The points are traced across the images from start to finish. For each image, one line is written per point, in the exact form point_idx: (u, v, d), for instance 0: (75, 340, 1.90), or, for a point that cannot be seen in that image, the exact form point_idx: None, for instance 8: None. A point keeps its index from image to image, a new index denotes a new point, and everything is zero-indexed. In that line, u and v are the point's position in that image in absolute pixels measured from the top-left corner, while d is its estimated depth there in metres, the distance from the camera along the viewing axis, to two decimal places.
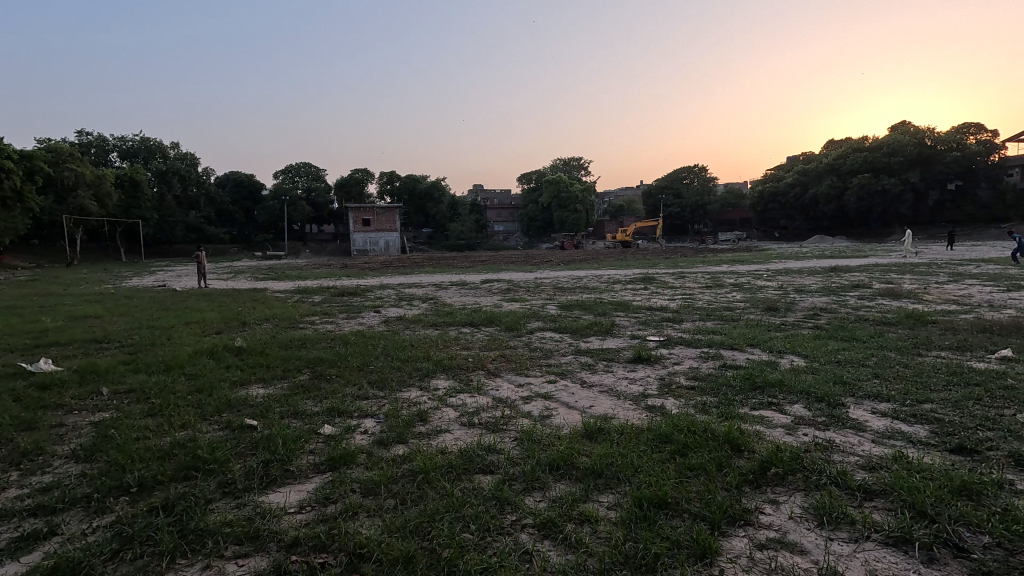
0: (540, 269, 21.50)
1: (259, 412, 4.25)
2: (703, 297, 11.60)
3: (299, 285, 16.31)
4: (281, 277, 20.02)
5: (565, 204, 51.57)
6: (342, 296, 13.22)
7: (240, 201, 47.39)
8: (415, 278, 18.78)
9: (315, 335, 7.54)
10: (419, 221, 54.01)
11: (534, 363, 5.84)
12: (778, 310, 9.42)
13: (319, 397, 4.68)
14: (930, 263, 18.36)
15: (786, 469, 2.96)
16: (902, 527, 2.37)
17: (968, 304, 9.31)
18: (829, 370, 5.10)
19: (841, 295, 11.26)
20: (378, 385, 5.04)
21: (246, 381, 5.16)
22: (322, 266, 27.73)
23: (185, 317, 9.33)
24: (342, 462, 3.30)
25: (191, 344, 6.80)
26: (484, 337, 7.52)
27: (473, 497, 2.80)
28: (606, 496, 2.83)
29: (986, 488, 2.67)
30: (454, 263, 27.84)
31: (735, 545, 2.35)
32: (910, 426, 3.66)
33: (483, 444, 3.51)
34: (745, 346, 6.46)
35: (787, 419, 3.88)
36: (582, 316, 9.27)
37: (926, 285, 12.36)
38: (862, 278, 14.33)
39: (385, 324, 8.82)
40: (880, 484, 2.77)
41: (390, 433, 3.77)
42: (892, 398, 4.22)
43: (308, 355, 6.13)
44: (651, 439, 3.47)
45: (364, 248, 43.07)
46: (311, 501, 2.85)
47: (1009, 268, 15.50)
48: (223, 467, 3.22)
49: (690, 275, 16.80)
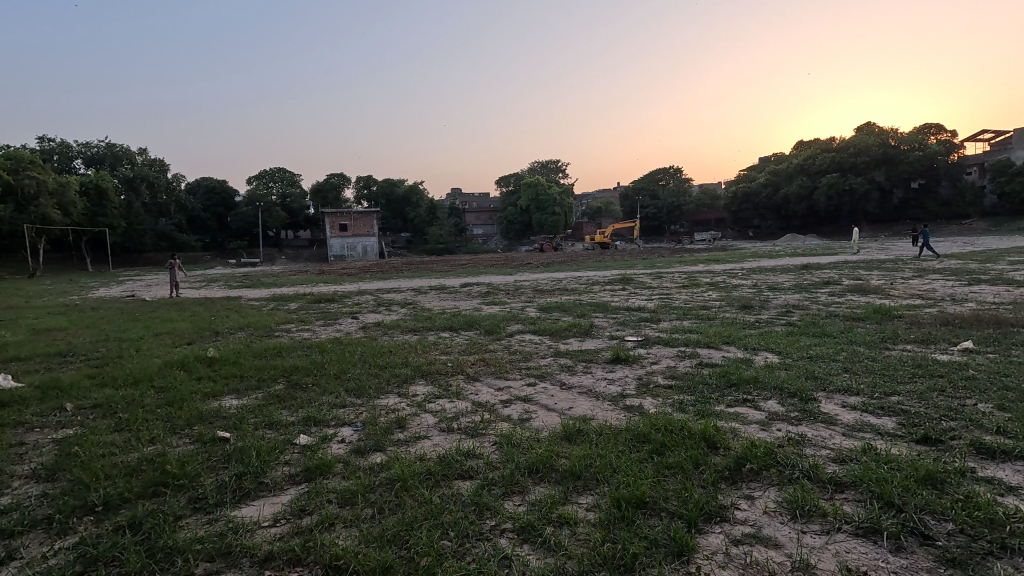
0: (520, 272, 21.52)
1: (233, 424, 4.13)
2: (680, 297, 11.74)
3: (275, 292, 16.01)
4: (256, 284, 19.63)
5: (544, 206, 51.79)
6: (319, 303, 13.00)
7: (212, 208, 46.29)
8: (393, 283, 18.60)
9: (291, 343, 7.39)
10: (397, 225, 53.61)
11: (514, 366, 5.85)
12: (753, 308, 9.62)
13: (295, 406, 4.59)
14: (896, 260, 18.95)
15: (760, 465, 3.02)
16: (871, 518, 2.43)
17: (932, 299, 9.64)
18: (802, 366, 5.22)
19: (813, 292, 11.55)
20: (356, 393, 4.96)
21: (218, 392, 5.03)
22: (298, 273, 27.22)
23: (154, 328, 9.05)
24: (318, 473, 3.24)
25: (161, 356, 6.59)
26: (463, 341, 7.48)
27: (452, 504, 2.78)
28: (586, 497, 2.84)
29: (949, 476, 2.76)
30: (433, 267, 27.68)
31: (712, 542, 2.38)
32: (878, 419, 3.77)
33: (462, 449, 3.49)
34: (721, 344, 6.57)
35: (762, 415, 3.95)
36: (562, 318, 9.31)
37: (892, 281, 12.76)
38: (833, 275, 14.72)
39: (363, 331, 8.72)
40: (849, 476, 2.84)
41: (368, 441, 3.72)
42: (862, 391, 4.33)
43: (284, 363, 6.01)
44: (630, 439, 3.50)
45: (341, 254, 42.52)
46: (286, 514, 2.79)
47: (970, 263, 16.09)
48: (194, 482, 3.13)
49: (667, 276, 17.03)
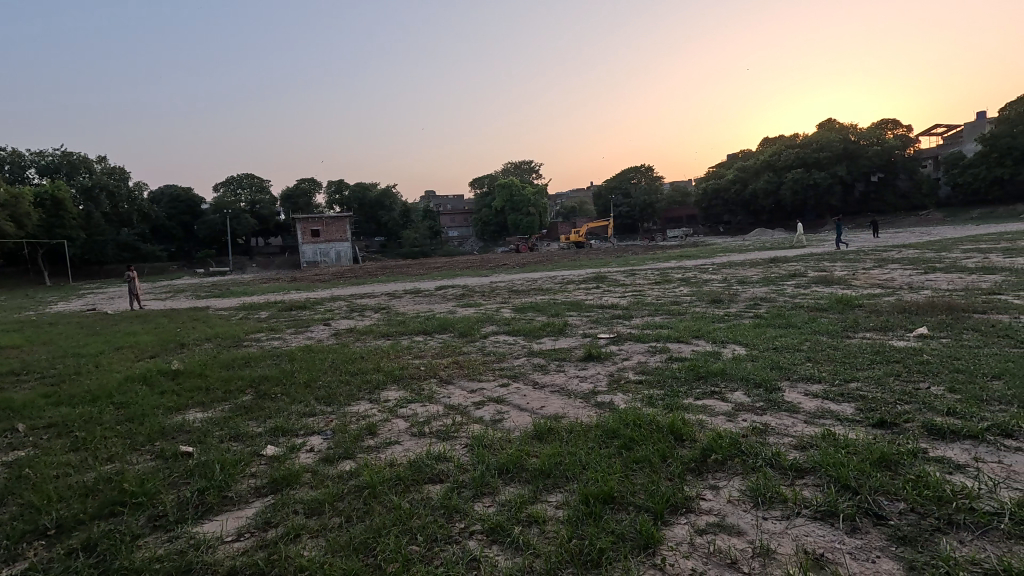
0: (495, 273, 21.56)
1: (197, 438, 4.02)
2: (652, 294, 11.88)
3: (244, 301, 15.63)
4: (224, 294, 19.12)
5: (518, 207, 51.97)
6: (290, 311, 12.75)
7: (177, 217, 45.08)
8: (367, 288, 18.42)
9: (259, 352, 7.23)
10: (370, 229, 52.98)
11: (487, 368, 5.83)
12: (722, 301, 9.84)
13: (263, 417, 4.49)
14: (858, 251, 19.59)
15: (725, 455, 3.09)
16: (828, 502, 2.51)
17: (891, 287, 10.04)
18: (768, 357, 5.36)
19: (779, 284, 11.88)
20: (326, 401, 4.88)
21: (182, 406, 4.88)
22: (269, 281, 26.72)
23: (116, 342, 8.77)
24: (285, 484, 3.17)
25: (122, 371, 6.37)
26: (437, 344, 7.44)
27: (421, 508, 2.76)
28: (555, 495, 2.86)
29: (903, 458, 2.88)
30: (409, 271, 27.61)
31: (677, 532, 2.42)
32: (838, 405, 3.89)
33: (433, 453, 3.47)
34: (691, 338, 6.70)
35: (728, 406, 4.03)
36: (537, 318, 9.37)
37: (855, 271, 13.20)
38: (799, 267, 15.16)
39: (335, 337, 8.59)
40: (809, 462, 2.93)
41: (337, 449, 3.66)
42: (823, 379, 4.48)
43: (252, 374, 5.88)
44: (600, 435, 3.54)
45: (314, 260, 41.80)
46: (250, 527, 2.73)
47: (927, 252, 16.76)
48: (153, 500, 3.03)
49: (641, 273, 17.29)
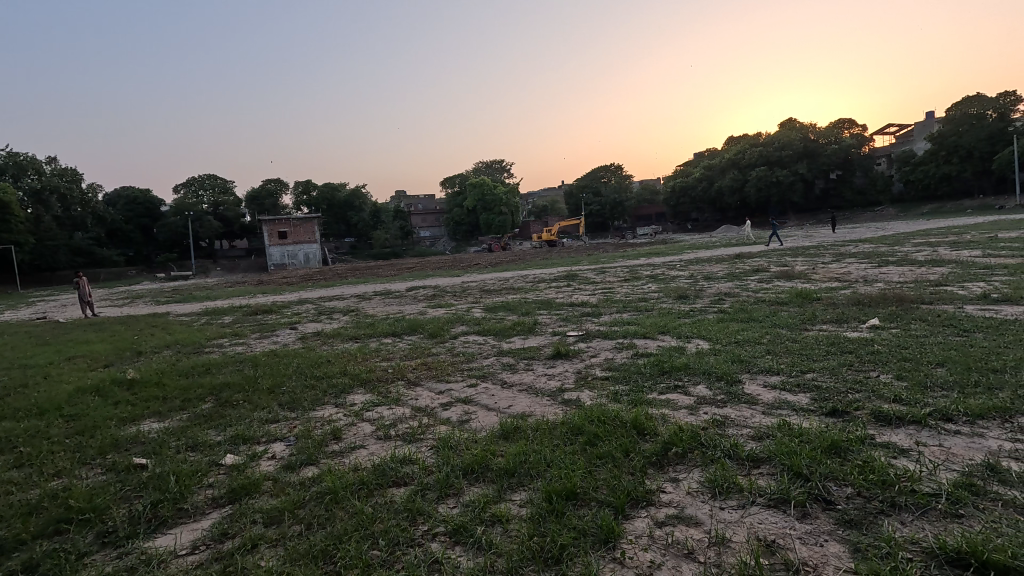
0: (467, 273, 21.48)
1: (151, 449, 3.87)
2: (621, 291, 12.04)
3: (207, 306, 15.11)
4: (186, 299, 18.46)
5: (490, 206, 51.97)
6: (256, 315, 12.41)
7: (135, 219, 43.44)
8: (336, 290, 18.14)
9: (221, 358, 7.02)
10: (340, 230, 52.07)
11: (455, 368, 5.80)
12: (688, 297, 10.07)
13: (223, 425, 4.36)
14: (819, 246, 20.29)
15: (684, 448, 3.16)
16: (781, 489, 2.60)
17: (847, 280, 10.45)
18: (729, 350, 5.52)
19: (744, 279, 12.21)
20: (290, 407, 4.77)
21: (137, 417, 4.70)
22: (235, 285, 25.93)
23: (67, 352, 8.37)
24: (243, 493, 3.09)
25: (73, 382, 6.08)
26: (406, 346, 7.38)
27: (384, 512, 2.73)
28: (520, 494, 2.86)
29: (851, 444, 3.00)
30: (380, 272, 27.14)
31: (637, 526, 2.46)
32: (794, 396, 4.02)
33: (398, 456, 3.43)
34: (657, 334, 6.82)
35: (691, 400, 4.13)
36: (508, 317, 9.38)
37: (814, 266, 13.69)
38: (762, 262, 15.59)
39: (301, 341, 8.40)
40: (764, 452, 3.02)
41: (299, 455, 3.59)
42: (781, 370, 4.64)
43: (213, 381, 5.69)
44: (565, 432, 3.57)
45: (281, 263, 40.83)
46: (205, 540, 2.65)
47: (881, 246, 17.49)
48: (102, 516, 2.91)
49: (611, 270, 17.49)
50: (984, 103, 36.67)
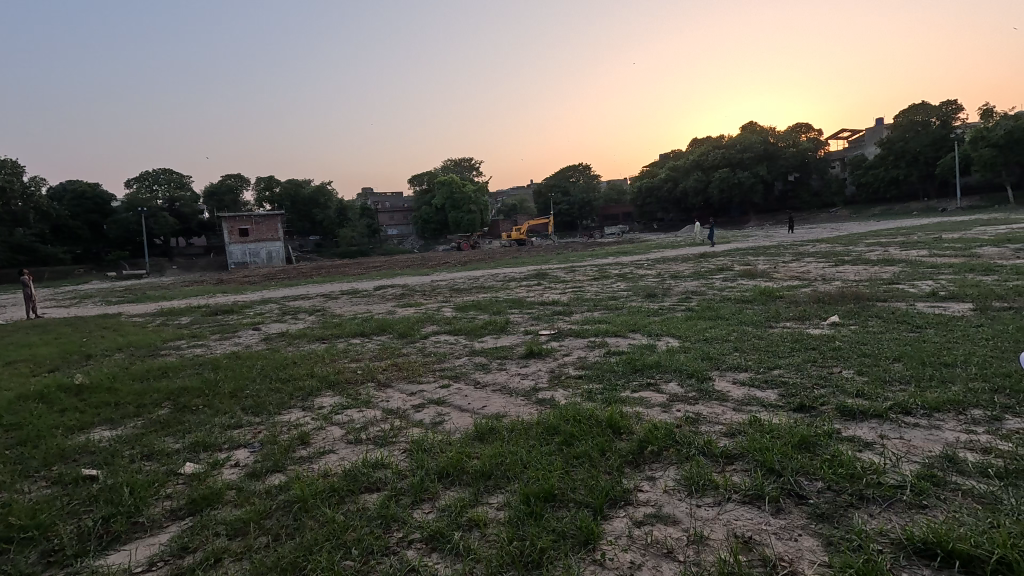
0: (436, 272, 21.20)
1: (102, 460, 3.63)
2: (591, 289, 12.13)
3: (164, 306, 14.43)
4: (141, 299, 17.57)
5: (459, 204, 51.61)
6: (216, 315, 11.91)
7: (82, 215, 41.12)
8: (302, 289, 17.68)
9: (179, 361, 6.67)
10: (304, 228, 50.69)
11: (427, 369, 5.71)
12: (656, 296, 10.21)
13: (181, 433, 4.13)
14: (780, 245, 20.97)
15: (660, 446, 3.17)
16: (755, 485, 2.64)
17: (807, 279, 10.80)
18: (699, 348, 5.60)
19: (710, 278, 12.48)
20: (254, 411, 4.58)
21: (86, 425, 4.41)
22: (192, 284, 24.79)
23: (6, 356, 7.80)
24: (206, 504, 2.93)
25: (15, 388, 5.69)
26: (375, 346, 7.21)
27: (357, 519, 2.64)
28: (496, 496, 2.82)
29: (820, 439, 3.07)
30: (346, 271, 26.37)
31: (616, 526, 2.45)
32: (763, 392, 4.11)
33: (370, 460, 3.32)
34: (628, 332, 6.88)
35: (663, 398, 4.17)
36: (478, 316, 9.29)
37: (775, 265, 14.09)
38: (727, 262, 15.95)
39: (264, 343, 8.10)
40: (737, 448, 3.06)
41: (265, 462, 3.44)
42: (749, 367, 4.73)
43: (170, 386, 5.40)
44: (541, 432, 3.54)
45: (243, 261, 39.43)
46: (163, 555, 2.49)
47: (837, 246, 18.20)
48: (49, 533, 2.72)
49: (581, 269, 17.61)
50: (929, 111, 38.79)
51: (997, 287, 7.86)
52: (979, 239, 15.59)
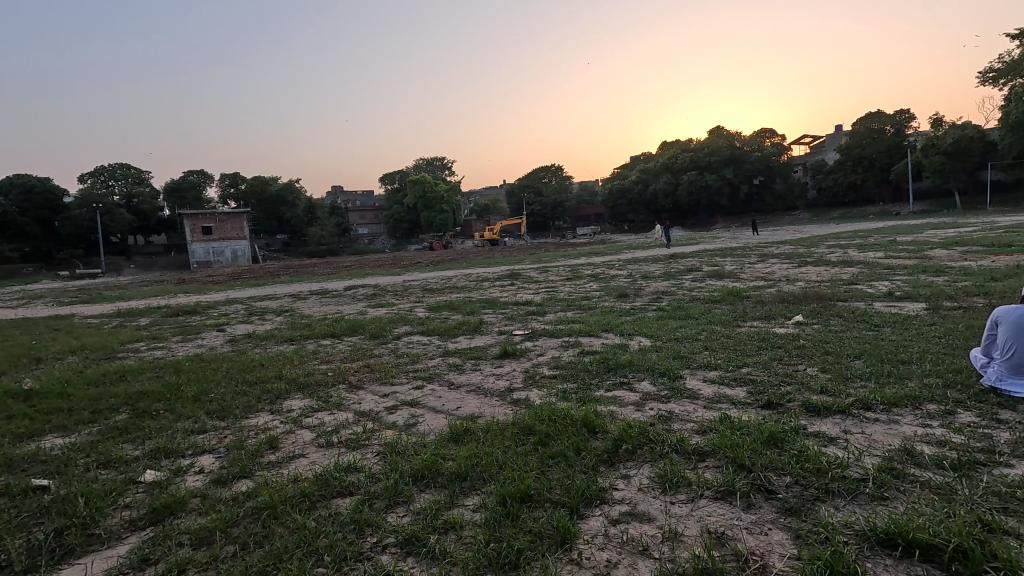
0: (407, 272, 20.96)
1: (54, 469, 3.44)
2: (564, 289, 12.21)
3: (120, 307, 13.83)
4: (96, 299, 16.79)
5: (431, 204, 51.17)
6: (177, 316, 11.49)
7: (32, 211, 38.55)
8: (269, 289, 17.26)
9: (137, 364, 6.39)
10: (271, 226, 49.40)
11: (400, 369, 5.65)
12: (628, 296, 10.36)
13: (141, 438, 3.96)
14: (745, 247, 21.59)
15: (634, 444, 3.21)
16: (726, 481, 2.69)
17: (772, 280, 11.15)
18: (670, 347, 5.69)
19: (679, 278, 12.75)
20: (220, 415, 4.43)
21: (36, 433, 4.17)
22: (152, 283, 23.85)
23: None
24: (167, 513, 2.81)
25: None
26: (346, 348, 7.06)
27: (328, 525, 2.57)
28: (472, 499, 2.79)
29: (787, 435, 3.16)
30: (315, 271, 25.87)
31: (592, 525, 2.46)
32: (732, 390, 4.21)
33: (342, 464, 3.25)
34: (601, 331, 6.95)
35: (637, 397, 4.22)
36: (451, 316, 9.23)
37: (742, 266, 14.50)
38: (695, 262, 16.31)
39: (230, 344, 7.84)
40: (709, 446, 3.12)
41: (231, 468, 3.32)
42: (719, 365, 4.84)
43: (128, 390, 5.16)
44: (516, 433, 3.53)
45: (206, 260, 38.15)
46: (121, 569, 2.37)
47: (800, 248, 18.86)
48: None
49: (553, 269, 17.71)
50: (885, 120, 40.46)
51: (947, 288, 8.30)
52: (930, 242, 16.39)
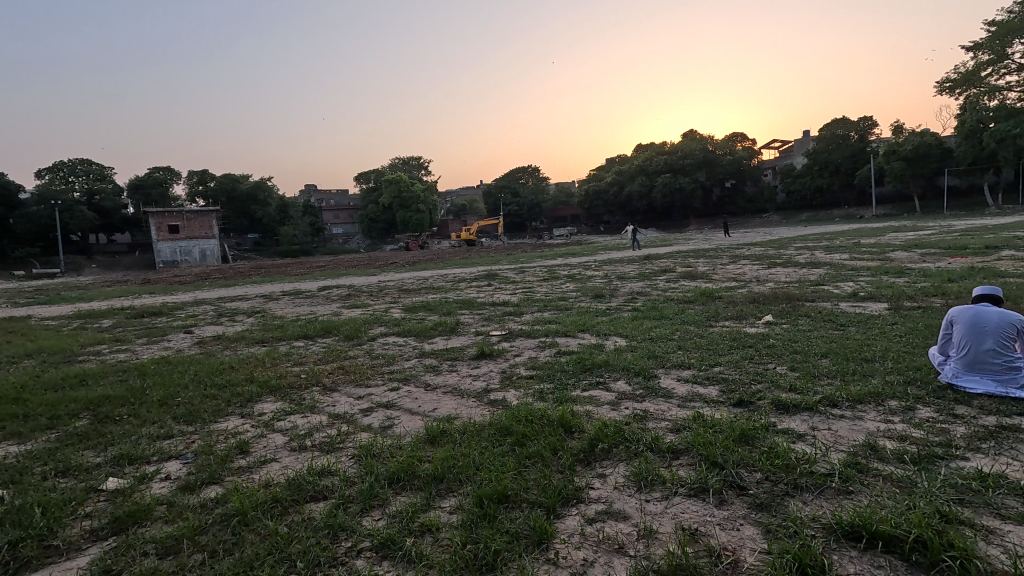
0: (383, 272, 20.74)
1: (8, 478, 3.28)
2: (541, 290, 12.27)
3: (81, 308, 13.26)
4: (55, 300, 16.10)
5: (407, 204, 50.71)
6: (143, 317, 11.08)
7: None
8: (240, 289, 16.83)
9: (99, 368, 6.13)
10: (241, 225, 48.18)
11: (375, 371, 5.57)
12: (603, 296, 10.47)
13: (102, 445, 3.80)
14: (717, 248, 22.09)
15: (610, 443, 3.24)
16: (700, 479, 2.74)
17: (743, 280, 11.45)
18: (644, 347, 5.77)
19: (654, 279, 12.95)
20: (187, 420, 4.29)
21: None
22: (115, 283, 22.97)
23: None
24: (132, 522, 2.71)
25: None
26: (320, 349, 6.93)
27: (301, 530, 2.52)
28: (448, 500, 2.78)
29: (758, 432, 3.23)
30: (288, 271, 25.36)
31: (568, 524, 2.48)
32: (705, 389, 4.29)
33: (316, 467, 3.19)
34: (577, 332, 7.00)
35: (613, 396, 4.26)
36: (428, 317, 9.17)
37: (714, 267, 14.83)
38: (670, 263, 16.60)
39: (198, 346, 7.61)
40: (682, 444, 3.17)
41: (199, 474, 3.22)
42: (692, 365, 4.93)
43: (89, 394, 4.96)
44: (493, 433, 3.52)
45: (173, 259, 36.98)
46: None
47: (769, 249, 19.40)
48: None
49: (530, 270, 17.80)
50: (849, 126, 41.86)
51: (907, 288, 8.68)
52: (891, 244, 17.10)
